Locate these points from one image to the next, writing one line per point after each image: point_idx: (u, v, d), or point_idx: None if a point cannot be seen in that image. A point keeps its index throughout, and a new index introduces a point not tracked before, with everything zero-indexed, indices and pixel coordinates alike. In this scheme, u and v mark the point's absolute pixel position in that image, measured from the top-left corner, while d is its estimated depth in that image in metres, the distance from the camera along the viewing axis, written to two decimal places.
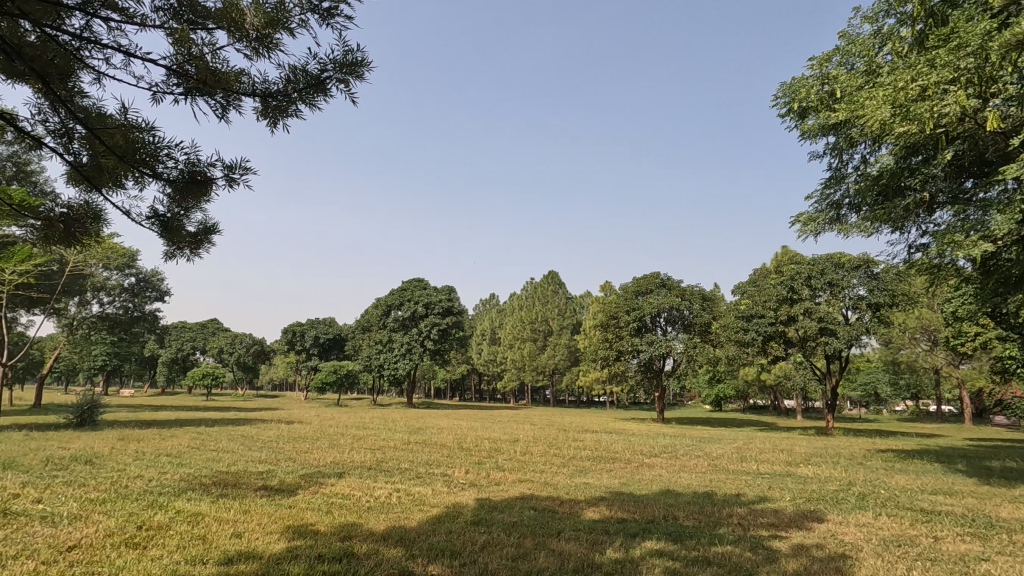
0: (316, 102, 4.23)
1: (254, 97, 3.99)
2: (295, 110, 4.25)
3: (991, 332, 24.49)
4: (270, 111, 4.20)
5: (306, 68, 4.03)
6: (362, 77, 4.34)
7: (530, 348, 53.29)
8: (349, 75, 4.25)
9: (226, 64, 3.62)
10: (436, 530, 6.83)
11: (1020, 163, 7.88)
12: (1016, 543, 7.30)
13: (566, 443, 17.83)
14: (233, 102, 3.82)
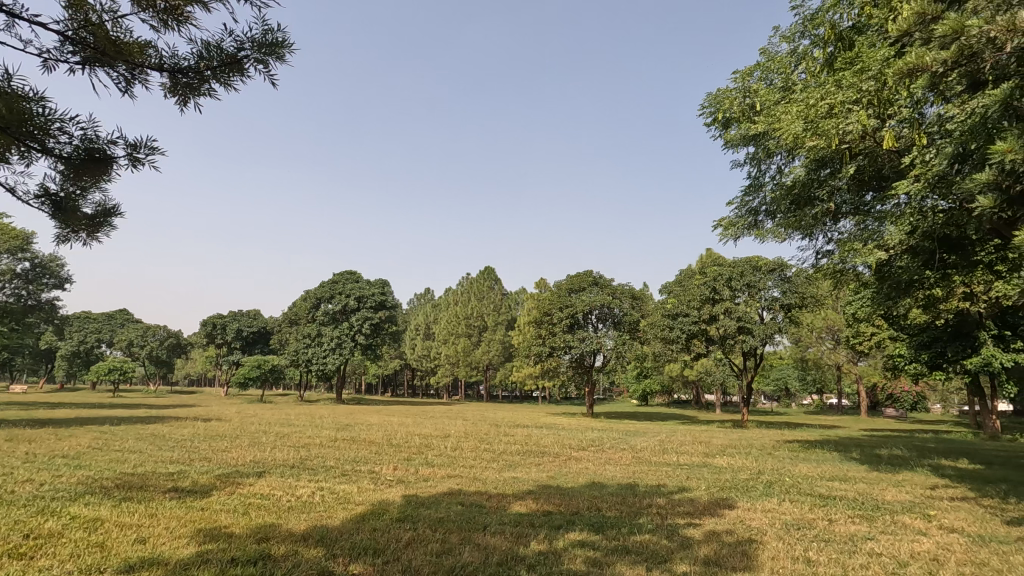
0: (232, 83, 4.01)
1: (161, 71, 3.73)
2: (208, 90, 4.01)
3: (884, 332, 26.93)
4: (179, 89, 3.95)
5: (222, 44, 3.78)
6: (285, 60, 4.16)
7: (464, 344, 53.18)
8: (268, 56, 4.06)
9: (129, 35, 3.37)
10: (359, 529, 6.68)
11: (910, 180, 8.64)
12: (897, 523, 8.09)
13: (496, 438, 17.95)
14: (139, 76, 3.57)
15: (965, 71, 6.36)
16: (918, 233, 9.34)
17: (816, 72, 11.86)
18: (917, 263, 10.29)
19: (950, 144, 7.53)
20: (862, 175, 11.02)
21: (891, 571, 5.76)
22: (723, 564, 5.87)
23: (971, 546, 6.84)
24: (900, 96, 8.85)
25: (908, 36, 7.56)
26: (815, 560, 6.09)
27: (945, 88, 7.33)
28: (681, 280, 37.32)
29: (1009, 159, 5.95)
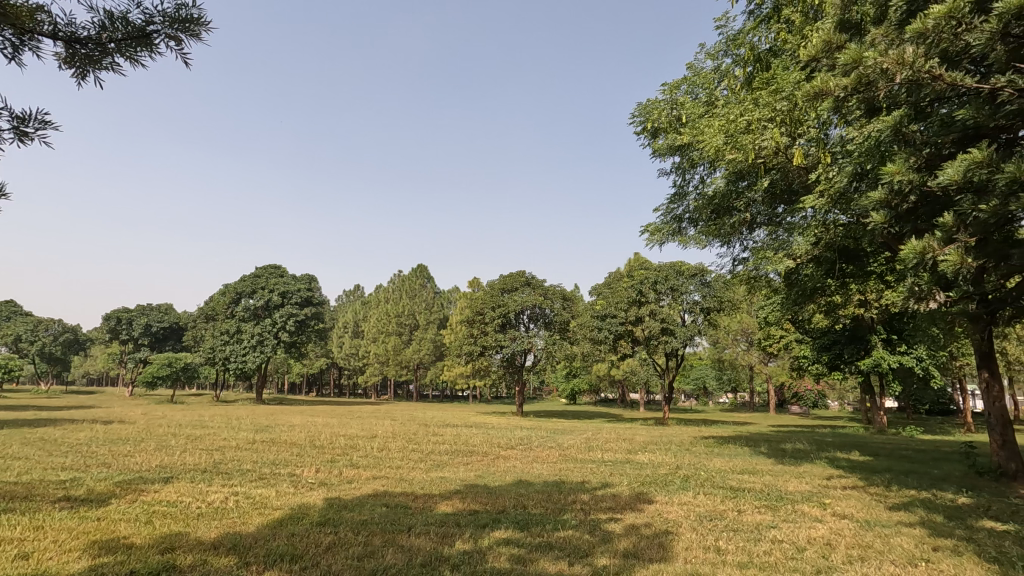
0: (139, 59, 3.71)
1: (54, 39, 3.40)
2: (111, 64, 3.69)
3: (792, 336, 28.99)
4: (76, 60, 3.60)
5: (127, 15, 3.46)
6: (200, 38, 3.88)
7: (393, 343, 52.10)
8: (181, 32, 3.79)
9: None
10: (275, 535, 6.37)
11: (815, 194, 9.36)
12: (797, 511, 8.74)
13: (425, 438, 17.69)
14: (29, 43, 3.25)
15: (863, 98, 6.96)
16: (821, 244, 10.14)
17: (736, 90, 12.59)
18: (820, 272, 11.15)
19: (850, 163, 8.20)
20: (775, 189, 11.80)
21: (790, 556, 6.21)
22: (640, 556, 6.09)
23: (859, 531, 7.49)
24: (809, 117, 9.55)
25: (815, 63, 8.18)
26: (724, 549, 6.45)
27: (847, 113, 7.99)
28: (610, 282, 38.47)
29: (897, 180, 6.61)
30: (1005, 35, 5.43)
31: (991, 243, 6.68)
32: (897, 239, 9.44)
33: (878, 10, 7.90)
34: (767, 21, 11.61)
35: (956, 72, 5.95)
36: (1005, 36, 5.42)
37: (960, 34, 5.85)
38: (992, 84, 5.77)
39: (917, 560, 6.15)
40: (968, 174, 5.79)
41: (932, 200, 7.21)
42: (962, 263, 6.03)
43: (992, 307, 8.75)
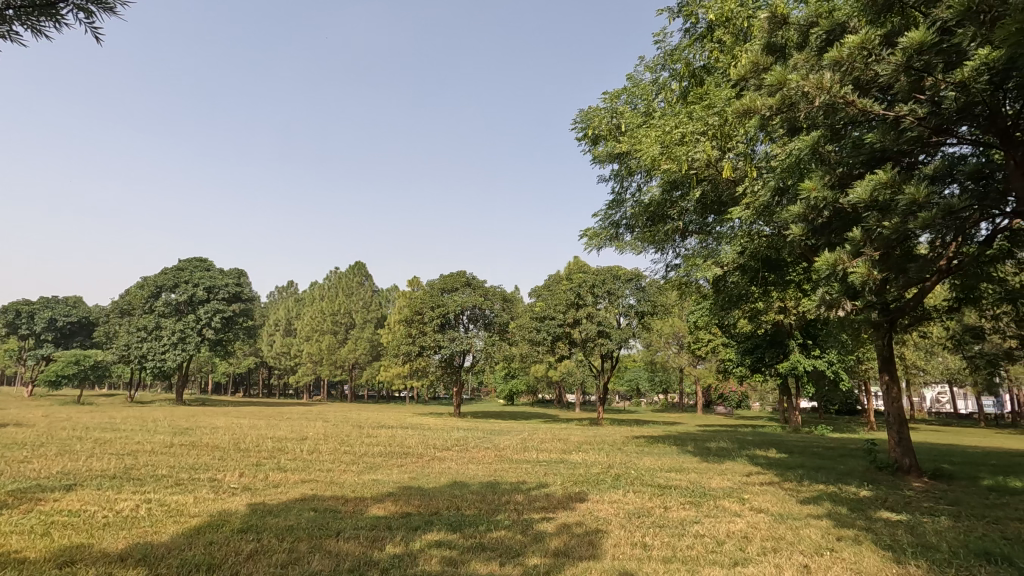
0: (43, 30, 3.34)
1: None
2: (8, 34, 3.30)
3: (719, 339, 30.45)
4: None
5: None
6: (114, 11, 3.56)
7: (328, 341, 50.52)
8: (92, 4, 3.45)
9: None
10: (191, 543, 6.00)
11: (743, 206, 9.87)
12: (718, 506, 9.18)
13: (358, 439, 17.25)
14: None
15: (785, 118, 7.42)
16: (747, 253, 10.72)
17: (672, 103, 13.08)
18: (745, 280, 11.80)
19: (773, 179, 8.75)
20: (705, 199, 12.35)
21: (711, 549, 6.51)
22: (570, 554, 6.19)
23: (773, 523, 7.97)
24: (737, 133, 10.06)
25: (744, 82, 8.63)
26: (650, 544, 6.67)
27: (771, 131, 8.46)
28: (550, 284, 38.96)
29: (814, 196, 7.12)
30: (908, 66, 5.98)
31: (893, 257, 7.30)
32: (812, 251, 10.13)
33: (801, 36, 8.43)
34: (701, 39, 12.14)
35: (866, 99, 6.47)
36: (908, 68, 5.96)
37: (869, 63, 6.36)
38: (897, 111, 6.30)
39: (823, 549, 6.61)
40: (875, 194, 6.31)
41: (843, 216, 7.79)
42: (868, 275, 6.56)
43: (892, 316, 9.58)
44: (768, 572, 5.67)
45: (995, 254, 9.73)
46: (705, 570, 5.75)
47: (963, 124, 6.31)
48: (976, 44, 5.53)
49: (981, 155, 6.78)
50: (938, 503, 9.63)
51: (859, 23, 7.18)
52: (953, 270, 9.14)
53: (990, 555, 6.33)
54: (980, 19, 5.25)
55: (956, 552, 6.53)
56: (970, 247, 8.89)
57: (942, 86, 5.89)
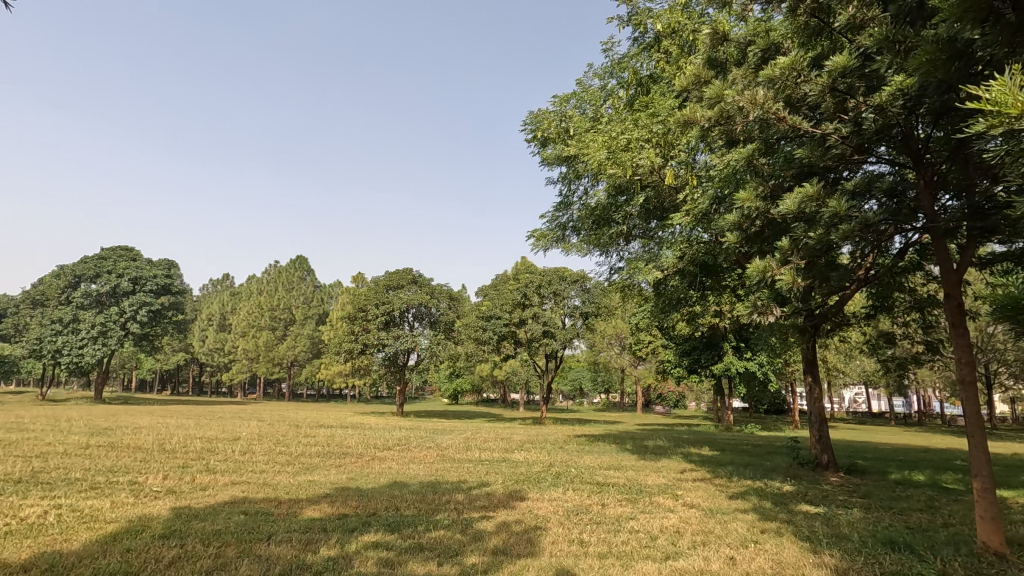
0: None
1: None
2: None
3: (658, 341, 31.46)
4: None
5: None
6: None
7: (266, 338, 48.50)
8: None
9: None
10: (107, 551, 5.62)
11: (684, 213, 10.22)
12: (653, 502, 9.48)
13: (294, 440, 16.67)
14: None
15: (722, 131, 7.73)
16: (686, 259, 11.13)
17: (619, 109, 13.40)
18: (684, 284, 12.22)
19: (712, 188, 9.12)
20: (649, 205, 12.70)
21: (645, 544, 6.71)
22: (509, 552, 6.23)
23: (704, 518, 8.31)
24: (680, 142, 10.41)
25: (686, 93, 8.94)
26: (587, 541, 6.81)
27: (710, 142, 8.80)
28: (497, 284, 39.11)
29: (747, 206, 7.47)
30: (833, 87, 6.41)
31: (817, 266, 7.73)
32: (746, 258, 10.61)
33: (739, 53, 8.83)
34: (649, 49, 12.50)
35: (796, 116, 6.85)
36: (833, 89, 6.39)
37: (800, 82, 6.75)
38: (825, 129, 6.70)
39: (748, 541, 6.96)
40: (802, 206, 6.68)
41: (775, 225, 8.18)
42: (793, 283, 6.95)
43: (815, 321, 10.16)
44: (698, 565, 5.90)
45: (906, 265, 10.52)
46: (639, 564, 5.93)
47: (882, 144, 6.78)
48: (893, 70, 5.97)
49: (896, 174, 7.31)
50: (851, 495, 10.34)
51: (792, 44, 7.61)
52: (871, 280, 9.79)
53: (894, 543, 6.85)
54: (895, 48, 5.69)
55: (866, 541, 7.03)
56: (885, 258, 9.55)
57: (863, 107, 6.33)
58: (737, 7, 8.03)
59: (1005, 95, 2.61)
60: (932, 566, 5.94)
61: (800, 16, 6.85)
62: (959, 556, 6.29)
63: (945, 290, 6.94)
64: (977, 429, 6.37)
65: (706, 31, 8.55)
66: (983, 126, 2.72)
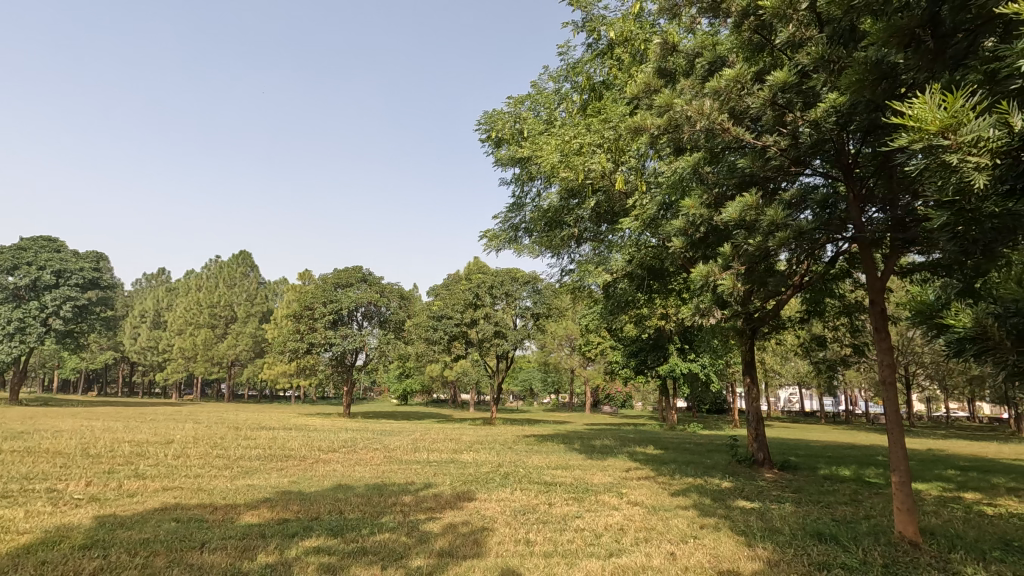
0: None
1: None
2: None
3: (607, 342, 32.05)
4: None
5: None
6: None
7: (204, 336, 46.23)
8: None
9: None
10: (18, 565, 5.19)
11: (632, 217, 10.45)
12: (598, 501, 9.63)
13: (233, 443, 15.94)
14: None
15: (670, 139, 7.92)
16: (633, 262, 11.41)
17: (572, 113, 13.60)
18: (632, 287, 12.49)
19: (660, 194, 9.37)
20: (599, 209, 12.93)
21: (590, 542, 6.80)
22: (454, 553, 6.17)
23: (646, 515, 8.52)
24: (630, 148, 10.67)
25: (636, 100, 9.12)
26: (533, 541, 6.84)
27: (659, 149, 9.04)
28: (449, 283, 38.82)
29: (692, 213, 7.68)
30: (773, 101, 6.72)
31: (756, 271, 8.04)
32: (690, 262, 10.95)
33: (687, 64, 9.12)
34: (602, 56, 12.77)
35: (739, 127, 7.12)
36: (774, 103, 6.70)
37: (743, 95, 7.03)
38: (765, 141, 7.01)
39: (688, 537, 7.19)
40: (744, 214, 6.95)
41: (718, 231, 8.46)
42: (733, 288, 7.18)
43: (753, 324, 10.60)
44: (640, 561, 6.03)
45: (837, 273, 11.13)
46: (583, 561, 6.00)
47: (817, 157, 7.15)
48: (827, 88, 6.31)
49: (829, 187, 7.72)
50: (784, 491, 10.86)
51: (737, 58, 7.91)
52: (804, 286, 10.31)
53: (821, 535, 7.24)
54: (830, 67, 6.07)
55: (796, 534, 7.40)
56: (817, 265, 10.06)
57: (800, 121, 6.67)
58: (687, 19, 8.28)
59: (924, 112, 2.78)
60: (855, 555, 6.31)
61: (744, 32, 7.12)
62: (878, 545, 6.71)
63: (870, 297, 7.37)
64: (896, 427, 6.80)
65: (656, 41, 8.77)
66: (907, 140, 2.88)
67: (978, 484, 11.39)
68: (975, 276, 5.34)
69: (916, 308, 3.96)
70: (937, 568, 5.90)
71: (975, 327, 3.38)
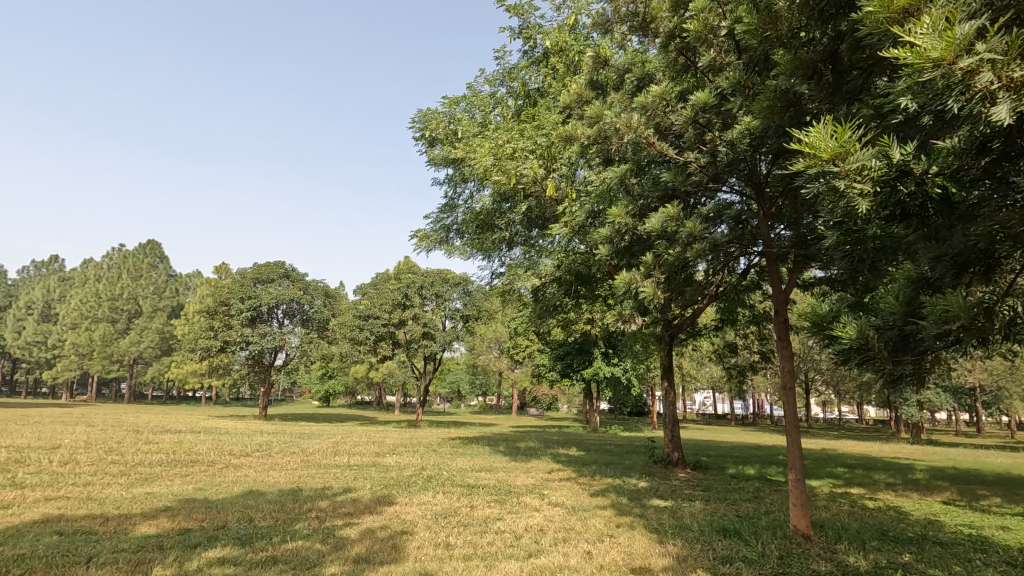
0: None
1: None
2: None
3: (535, 346, 32.51)
4: None
5: None
6: None
7: (103, 330, 42.32)
8: None
9: None
10: None
11: (562, 223, 10.64)
12: (521, 502, 9.72)
13: (132, 447, 14.68)
14: None
15: (599, 149, 8.08)
16: (562, 267, 11.68)
17: (507, 118, 13.65)
18: (560, 292, 12.68)
19: (589, 203, 9.63)
20: (531, 214, 13.07)
21: (509, 544, 6.86)
22: (371, 560, 6.00)
23: (566, 515, 8.69)
24: (562, 155, 11.04)
25: (568, 110, 9.26)
26: (453, 544, 6.79)
27: (589, 158, 9.28)
28: (378, 282, 37.96)
29: (618, 221, 7.90)
30: (694, 120, 7.09)
31: (675, 281, 8.40)
32: (616, 270, 11.34)
33: (618, 79, 9.43)
34: (537, 63, 13.00)
35: (663, 143, 7.43)
36: (695, 121, 7.06)
37: (667, 112, 7.36)
38: (686, 157, 7.38)
39: (604, 535, 7.40)
40: (665, 226, 7.24)
41: (642, 241, 8.75)
42: (653, 295, 7.43)
43: (672, 330, 11.09)
44: (557, 561, 6.12)
45: (748, 284, 11.89)
46: (502, 564, 6.00)
47: (732, 175, 7.64)
48: (742, 112, 6.74)
49: (744, 204, 8.23)
50: (695, 489, 11.45)
51: (662, 76, 8.28)
52: (719, 295, 10.92)
53: (726, 530, 7.70)
54: (744, 92, 6.46)
55: (704, 530, 7.82)
56: (731, 277, 10.69)
57: (718, 141, 7.09)
58: (618, 35, 8.54)
59: (819, 140, 3.03)
60: (754, 549, 6.75)
61: (670, 52, 7.44)
62: (775, 538, 7.22)
63: (775, 307, 7.94)
64: (794, 428, 7.33)
65: (589, 54, 8.98)
66: (803, 165, 3.09)
67: (862, 480, 12.55)
68: (864, 292, 5.85)
69: (813, 319, 4.27)
70: (824, 558, 6.42)
71: (859, 338, 3.72)
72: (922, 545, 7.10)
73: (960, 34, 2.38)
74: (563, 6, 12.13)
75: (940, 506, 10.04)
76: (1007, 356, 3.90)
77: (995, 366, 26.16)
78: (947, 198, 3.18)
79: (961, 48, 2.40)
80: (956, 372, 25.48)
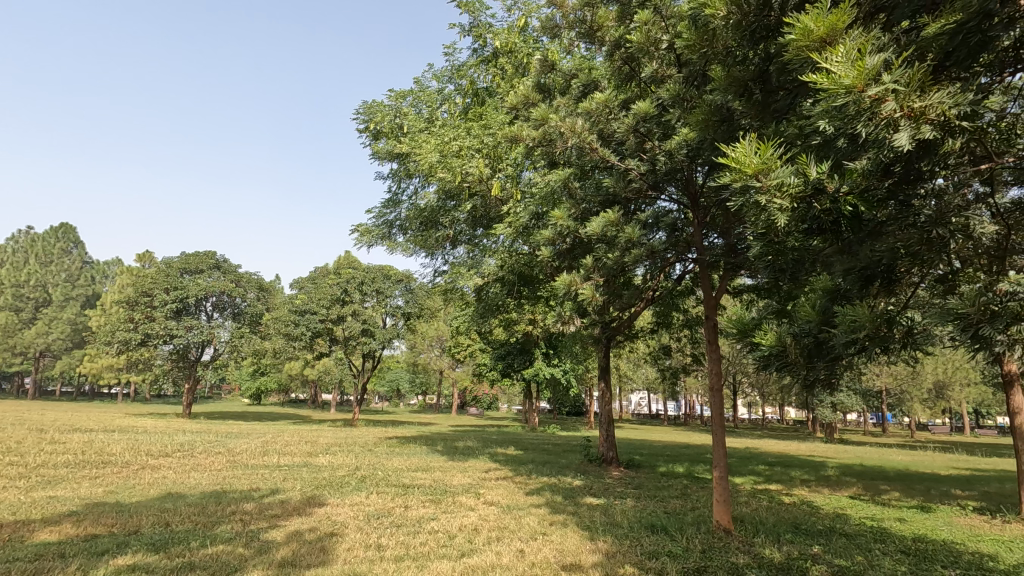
0: None
1: None
2: None
3: (477, 345, 32.40)
4: None
5: None
6: None
7: (4, 319, 38.20)
8: None
9: None
10: None
11: (505, 224, 10.63)
12: (456, 502, 9.67)
13: (34, 447, 13.49)
14: None
15: (544, 152, 8.11)
16: (505, 268, 11.68)
17: (453, 115, 13.53)
18: (502, 292, 12.65)
19: (533, 205, 9.69)
20: (475, 213, 13.01)
21: (442, 544, 6.80)
22: (297, 563, 5.78)
23: (501, 514, 8.73)
24: (508, 156, 11.09)
25: (515, 111, 9.23)
26: (384, 545, 6.66)
27: (534, 161, 9.32)
28: (316, 277, 36.76)
29: (560, 224, 7.98)
30: (635, 129, 7.27)
31: (614, 284, 8.59)
32: (557, 271, 11.46)
33: (564, 83, 9.51)
34: (486, 62, 12.95)
35: (606, 149, 7.56)
36: (636, 129, 7.24)
37: (610, 119, 7.50)
38: (627, 164, 7.57)
39: (537, 534, 7.47)
40: (605, 230, 7.39)
41: (583, 244, 8.88)
42: (591, 297, 7.54)
43: (609, 333, 11.30)
44: (490, 560, 6.12)
45: (682, 290, 12.31)
46: (433, 564, 5.94)
47: (671, 184, 7.89)
48: (680, 123, 6.97)
49: (680, 212, 8.53)
50: (626, 487, 11.78)
51: (607, 84, 8.44)
52: (655, 299, 11.26)
53: (654, 526, 7.96)
54: (683, 104, 6.67)
55: (633, 526, 8.05)
56: (667, 282, 11.04)
57: (657, 150, 7.32)
58: (566, 40, 8.63)
59: (744, 155, 3.16)
60: (679, 543, 7.02)
61: (615, 61, 7.59)
62: (699, 533, 7.52)
63: (706, 311, 8.25)
64: (720, 428, 7.67)
65: (536, 57, 9.00)
66: (729, 179, 3.22)
67: (780, 478, 13.31)
68: (785, 300, 6.16)
69: (737, 326, 4.46)
70: (743, 552, 6.75)
71: (778, 345, 3.94)
72: (830, 537, 7.62)
73: (869, 64, 2.55)
74: (514, 8, 12.19)
75: (847, 500, 10.81)
76: (906, 362, 4.21)
77: (899, 371, 28.53)
78: (857, 216, 3.40)
79: (869, 77, 2.57)
80: (867, 377, 27.49)
